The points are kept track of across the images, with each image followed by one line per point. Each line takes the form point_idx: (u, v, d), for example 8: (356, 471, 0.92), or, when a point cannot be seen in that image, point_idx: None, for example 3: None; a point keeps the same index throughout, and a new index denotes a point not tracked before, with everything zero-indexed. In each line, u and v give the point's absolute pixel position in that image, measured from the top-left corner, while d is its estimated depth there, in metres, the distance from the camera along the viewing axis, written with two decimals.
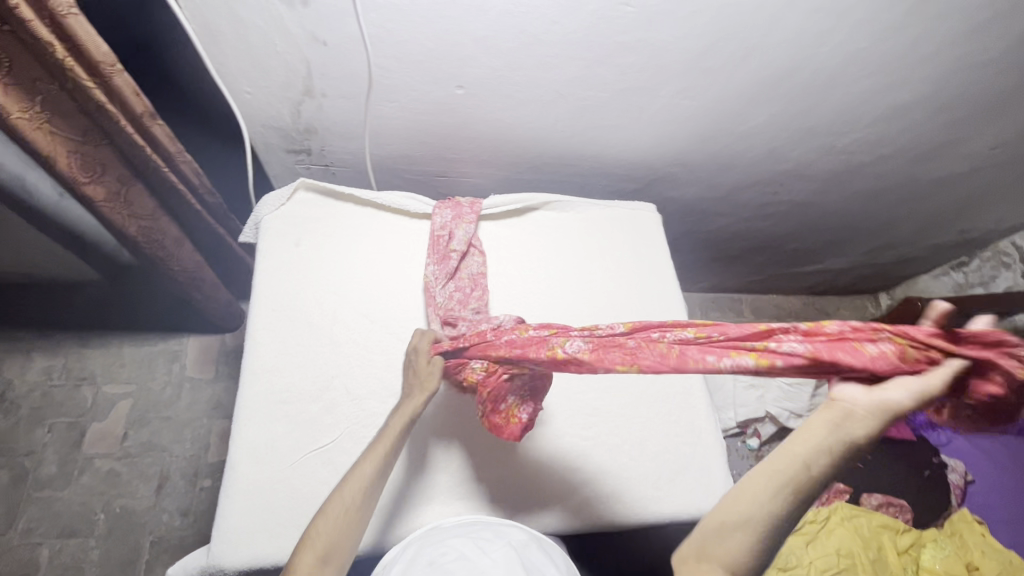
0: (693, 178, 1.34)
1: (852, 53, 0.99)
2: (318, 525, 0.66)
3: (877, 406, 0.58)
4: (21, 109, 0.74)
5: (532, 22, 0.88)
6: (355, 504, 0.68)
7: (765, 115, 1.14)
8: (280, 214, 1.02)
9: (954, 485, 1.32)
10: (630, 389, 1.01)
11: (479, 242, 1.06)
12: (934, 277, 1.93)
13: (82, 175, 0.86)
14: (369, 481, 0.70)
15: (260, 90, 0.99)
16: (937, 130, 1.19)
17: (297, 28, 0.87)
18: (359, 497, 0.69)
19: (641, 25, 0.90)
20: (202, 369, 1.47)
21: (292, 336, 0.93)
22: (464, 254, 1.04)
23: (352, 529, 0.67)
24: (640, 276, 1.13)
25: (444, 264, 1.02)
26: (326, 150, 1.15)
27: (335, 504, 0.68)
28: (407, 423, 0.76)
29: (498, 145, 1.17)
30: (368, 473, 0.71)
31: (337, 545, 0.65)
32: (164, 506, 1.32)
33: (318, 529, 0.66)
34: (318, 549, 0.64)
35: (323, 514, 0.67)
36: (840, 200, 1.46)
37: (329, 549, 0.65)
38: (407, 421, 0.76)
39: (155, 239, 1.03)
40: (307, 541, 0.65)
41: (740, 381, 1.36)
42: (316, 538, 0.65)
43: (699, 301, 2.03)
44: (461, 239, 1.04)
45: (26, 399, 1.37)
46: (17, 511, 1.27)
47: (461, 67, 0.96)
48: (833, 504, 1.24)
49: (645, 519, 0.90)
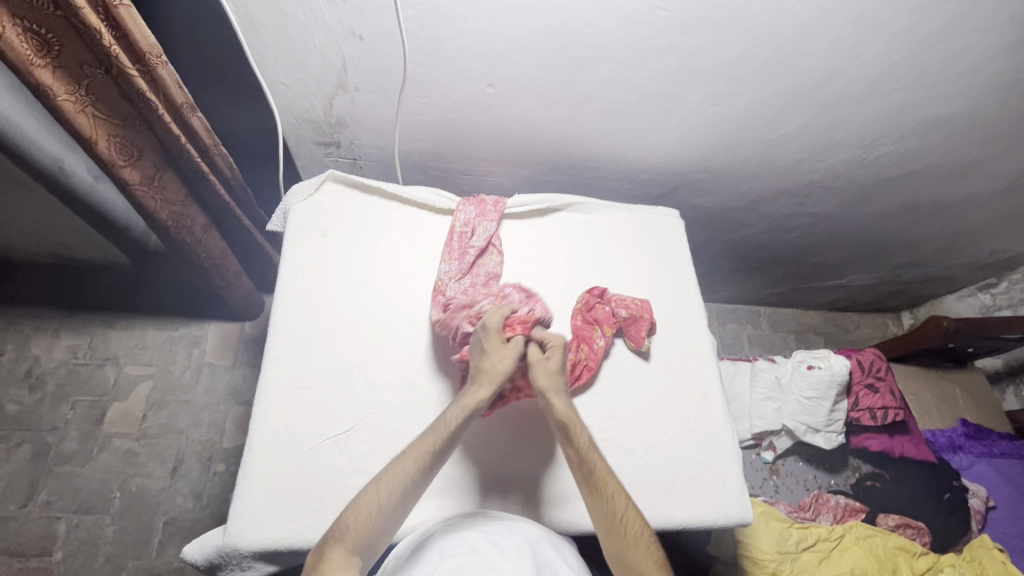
0: (718, 185, 1.33)
1: (886, 65, 0.98)
2: (355, 513, 0.68)
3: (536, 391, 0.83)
4: (67, 92, 0.77)
5: (567, 23, 0.89)
6: (393, 495, 0.70)
7: (794, 124, 1.13)
8: (307, 203, 1.04)
9: (976, 510, 1.29)
10: (648, 393, 1.00)
11: (498, 241, 1.07)
12: (960, 298, 1.89)
13: (120, 158, 0.88)
14: (411, 475, 0.71)
15: (296, 82, 1.01)
16: (970, 147, 1.18)
17: (336, 21, 0.88)
18: (398, 493, 0.70)
19: (675, 29, 0.91)
20: (222, 355, 1.49)
21: (314, 323, 0.94)
22: (482, 252, 1.05)
23: (386, 525, 0.69)
24: (661, 280, 1.13)
25: (462, 259, 1.02)
26: (355, 143, 1.17)
27: (372, 498, 0.69)
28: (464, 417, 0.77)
29: (524, 144, 1.17)
30: (411, 469, 0.71)
31: (370, 536, 0.68)
32: (179, 487, 1.34)
33: (355, 519, 0.67)
34: (351, 540, 0.66)
35: (360, 506, 0.68)
36: (868, 214, 1.45)
37: (364, 540, 0.67)
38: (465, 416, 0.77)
39: (184, 224, 1.05)
40: (341, 530, 0.67)
41: (757, 392, 1.34)
42: (351, 528, 0.67)
43: (717, 311, 2.01)
44: (479, 240, 1.04)
45: (52, 375, 1.39)
46: (37, 485, 1.29)
47: (493, 65, 0.97)
48: (847, 522, 1.21)
49: (658, 526, 0.89)
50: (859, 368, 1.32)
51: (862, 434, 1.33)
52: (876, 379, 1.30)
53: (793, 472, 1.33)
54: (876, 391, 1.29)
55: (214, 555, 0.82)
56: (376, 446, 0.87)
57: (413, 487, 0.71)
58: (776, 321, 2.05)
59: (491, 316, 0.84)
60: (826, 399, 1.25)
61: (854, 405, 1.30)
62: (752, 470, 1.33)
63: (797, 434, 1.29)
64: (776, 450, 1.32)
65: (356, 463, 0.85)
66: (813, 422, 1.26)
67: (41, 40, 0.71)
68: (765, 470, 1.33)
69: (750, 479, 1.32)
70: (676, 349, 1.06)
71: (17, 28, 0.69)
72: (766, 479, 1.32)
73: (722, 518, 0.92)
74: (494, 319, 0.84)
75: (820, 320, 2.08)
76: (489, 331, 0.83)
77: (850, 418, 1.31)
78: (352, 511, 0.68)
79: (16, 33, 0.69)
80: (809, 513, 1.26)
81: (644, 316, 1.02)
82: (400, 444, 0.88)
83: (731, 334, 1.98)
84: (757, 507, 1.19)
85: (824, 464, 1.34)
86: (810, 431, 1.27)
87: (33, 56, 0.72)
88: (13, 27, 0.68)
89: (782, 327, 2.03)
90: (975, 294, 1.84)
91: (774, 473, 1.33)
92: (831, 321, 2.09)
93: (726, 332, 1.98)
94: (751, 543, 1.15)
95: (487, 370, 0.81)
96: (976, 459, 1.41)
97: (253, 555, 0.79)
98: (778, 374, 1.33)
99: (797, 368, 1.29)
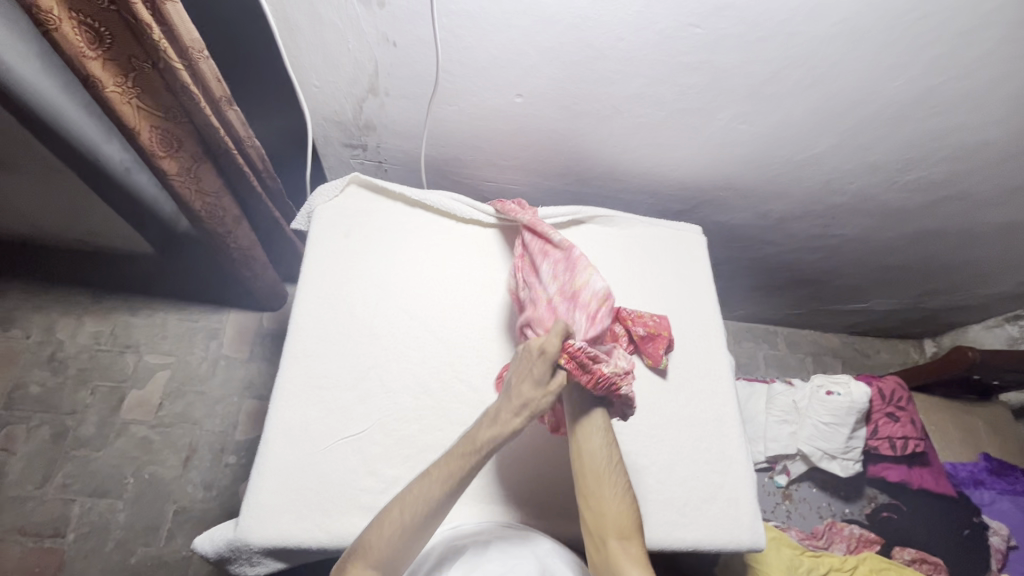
0: (741, 203, 1.32)
1: (923, 90, 0.97)
2: (377, 532, 0.68)
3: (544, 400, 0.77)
4: (116, 84, 0.79)
5: (600, 36, 0.89)
6: (410, 523, 0.69)
7: (824, 145, 1.12)
8: (331, 204, 1.05)
9: (995, 548, 1.23)
10: (664, 411, 0.99)
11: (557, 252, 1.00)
12: (987, 329, 1.84)
13: (159, 149, 0.91)
14: (432, 500, 0.70)
15: (327, 84, 1.02)
16: (1006, 174, 1.15)
17: (371, 27, 0.90)
18: (420, 517, 0.69)
19: (708, 47, 0.91)
20: (238, 348, 1.52)
21: (333, 323, 0.94)
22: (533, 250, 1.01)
23: (405, 551, 0.69)
24: (680, 298, 1.12)
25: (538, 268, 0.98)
26: (382, 147, 1.18)
27: (394, 517, 0.69)
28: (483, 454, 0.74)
29: (549, 155, 1.18)
30: (437, 491, 0.71)
31: (392, 558, 0.68)
32: (190, 477, 1.36)
33: (377, 538, 0.68)
34: (372, 558, 0.67)
35: (382, 526, 0.68)
36: (894, 238, 1.42)
37: (384, 557, 0.67)
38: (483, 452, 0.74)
39: (216, 216, 1.07)
40: (363, 547, 0.68)
41: (774, 414, 1.32)
42: (372, 547, 0.68)
43: (733, 329, 1.99)
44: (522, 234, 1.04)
45: (75, 359, 1.42)
46: (54, 466, 1.32)
47: (522, 76, 0.98)
48: (861, 553, 1.18)
49: (668, 546, 0.88)
50: (880, 396, 1.30)
51: (880, 464, 1.30)
52: (896, 408, 1.28)
53: (807, 498, 1.31)
54: (897, 420, 1.27)
55: (224, 549, 0.83)
56: (387, 448, 0.87)
57: (435, 512, 0.70)
58: (794, 342, 2.01)
59: (549, 340, 0.77)
60: (844, 426, 1.23)
61: (873, 432, 1.28)
62: (764, 494, 1.30)
63: (812, 459, 1.26)
64: (790, 474, 1.30)
65: (367, 464, 0.86)
66: (830, 448, 1.24)
67: (94, 33, 0.73)
68: (777, 494, 1.31)
69: (762, 503, 1.29)
70: (693, 367, 1.05)
71: (72, 22, 0.70)
72: (778, 504, 1.29)
73: (732, 542, 0.90)
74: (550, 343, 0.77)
75: (839, 343, 2.04)
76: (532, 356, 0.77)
77: (869, 446, 1.28)
78: (375, 529, 0.68)
79: (70, 26, 0.70)
80: (822, 541, 1.23)
81: (662, 334, 1.01)
82: (412, 448, 0.88)
83: (747, 353, 1.95)
84: (767, 534, 1.17)
85: (839, 492, 1.31)
86: (826, 458, 1.25)
87: (85, 49, 0.73)
88: (68, 21, 0.70)
89: (800, 349, 2.00)
90: (1003, 324, 1.79)
91: (787, 498, 1.30)
92: (850, 344, 2.05)
93: (742, 351, 1.95)
94: (761, 567, 1.11)
95: (520, 395, 0.76)
96: (997, 496, 1.36)
97: (262, 551, 0.80)
98: (795, 398, 1.31)
99: (815, 393, 1.27)
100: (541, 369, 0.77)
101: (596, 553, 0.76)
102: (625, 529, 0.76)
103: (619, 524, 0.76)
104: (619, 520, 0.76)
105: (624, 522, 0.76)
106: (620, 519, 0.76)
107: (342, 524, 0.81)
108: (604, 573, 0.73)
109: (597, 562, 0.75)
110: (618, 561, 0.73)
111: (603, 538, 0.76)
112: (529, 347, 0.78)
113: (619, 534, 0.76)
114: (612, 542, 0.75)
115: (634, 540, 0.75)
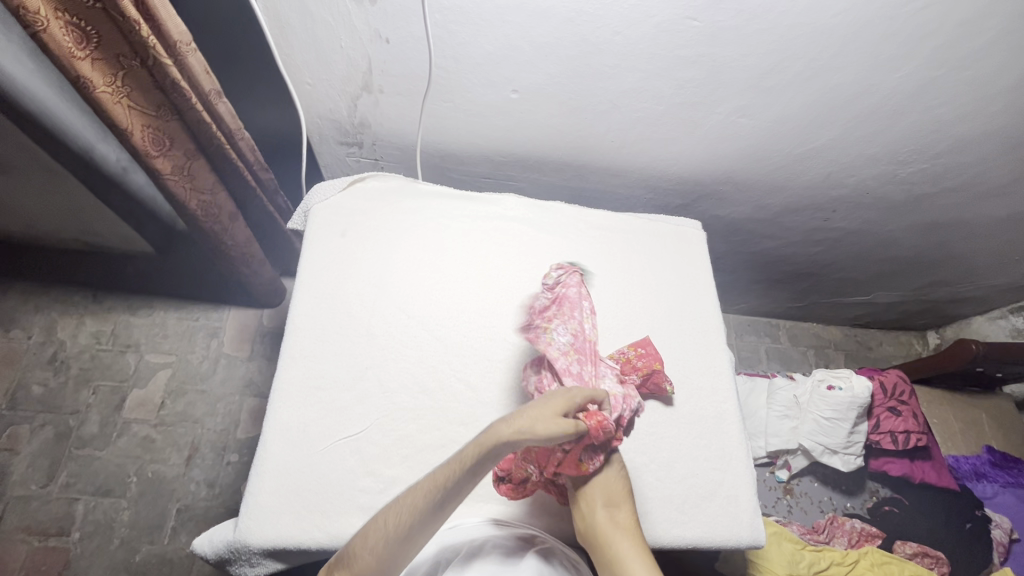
0: (741, 198, 1.31)
1: (925, 82, 0.95)
2: (362, 542, 0.68)
3: (514, 436, 0.71)
4: (105, 83, 0.79)
5: (596, 31, 0.88)
6: (396, 533, 0.68)
7: (825, 139, 1.10)
8: (327, 204, 1.05)
9: (998, 541, 1.24)
10: (663, 409, 0.99)
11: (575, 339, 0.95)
12: (990, 320, 1.81)
13: (153, 149, 0.90)
14: (414, 515, 0.68)
15: (321, 82, 1.01)
16: (1011, 163, 1.13)
17: (363, 24, 0.89)
18: (403, 530, 0.68)
19: (706, 40, 0.89)
20: (238, 347, 1.52)
21: (329, 324, 0.94)
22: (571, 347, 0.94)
23: (392, 563, 0.68)
24: (679, 294, 1.12)
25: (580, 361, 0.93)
26: (378, 144, 1.17)
27: (379, 525, 0.69)
28: (462, 472, 0.70)
29: (545, 151, 1.17)
30: (421, 503, 0.69)
31: (380, 567, 0.67)
32: (193, 475, 1.36)
33: (361, 548, 0.68)
34: (358, 568, 0.67)
35: (368, 534, 0.69)
36: (895, 230, 1.40)
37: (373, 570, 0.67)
38: (462, 469, 0.70)
39: (212, 214, 1.07)
40: (348, 557, 0.68)
41: (776, 409, 1.32)
42: (359, 558, 0.68)
43: (734, 322, 1.98)
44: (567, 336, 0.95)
45: (76, 359, 1.43)
46: (58, 465, 1.33)
47: (518, 71, 0.96)
48: (862, 547, 1.18)
49: (667, 544, 0.88)
50: (881, 390, 1.29)
51: (882, 458, 1.29)
52: (898, 403, 1.28)
53: (808, 493, 1.30)
54: (899, 414, 1.26)
55: (224, 550, 0.83)
56: (386, 448, 0.87)
57: (418, 526, 0.69)
58: (795, 335, 2.00)
59: (575, 389, 0.80)
60: (846, 421, 1.23)
61: (874, 427, 1.27)
62: (765, 489, 1.30)
63: (813, 454, 1.26)
64: (791, 469, 1.29)
65: (365, 465, 0.86)
66: (830, 443, 1.24)
67: (82, 33, 0.73)
68: (778, 489, 1.30)
69: (763, 498, 1.29)
70: (691, 365, 1.05)
71: (60, 22, 0.71)
72: (779, 499, 1.29)
73: (731, 540, 0.90)
74: (575, 396, 0.79)
75: (841, 336, 2.03)
76: (565, 395, 0.78)
77: (870, 440, 1.28)
78: (361, 539, 0.69)
79: (58, 26, 0.70)
80: (823, 535, 1.23)
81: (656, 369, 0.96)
82: (411, 448, 0.88)
83: (748, 346, 1.94)
84: (767, 529, 1.17)
85: (840, 486, 1.31)
86: (828, 453, 1.24)
87: (74, 49, 0.73)
88: (55, 20, 0.70)
89: (802, 342, 1.98)
90: (1006, 316, 1.76)
91: (788, 493, 1.29)
92: (851, 336, 2.04)
93: (743, 345, 1.95)
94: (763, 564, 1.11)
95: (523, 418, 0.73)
96: (1001, 489, 1.35)
97: (262, 552, 0.80)
98: (797, 393, 1.31)
99: (816, 388, 1.27)
100: (556, 404, 0.76)
101: (585, 520, 0.78)
102: (613, 497, 0.79)
103: (608, 491, 0.79)
104: (607, 487, 0.79)
105: (612, 489, 0.79)
106: (608, 485, 0.79)
107: (341, 525, 0.81)
108: (590, 536, 0.77)
109: (585, 529, 0.78)
110: (606, 528, 0.75)
111: (592, 506, 0.78)
112: (557, 392, 0.80)
113: (607, 501, 0.78)
114: (598, 512, 0.77)
115: (623, 506, 0.78)
